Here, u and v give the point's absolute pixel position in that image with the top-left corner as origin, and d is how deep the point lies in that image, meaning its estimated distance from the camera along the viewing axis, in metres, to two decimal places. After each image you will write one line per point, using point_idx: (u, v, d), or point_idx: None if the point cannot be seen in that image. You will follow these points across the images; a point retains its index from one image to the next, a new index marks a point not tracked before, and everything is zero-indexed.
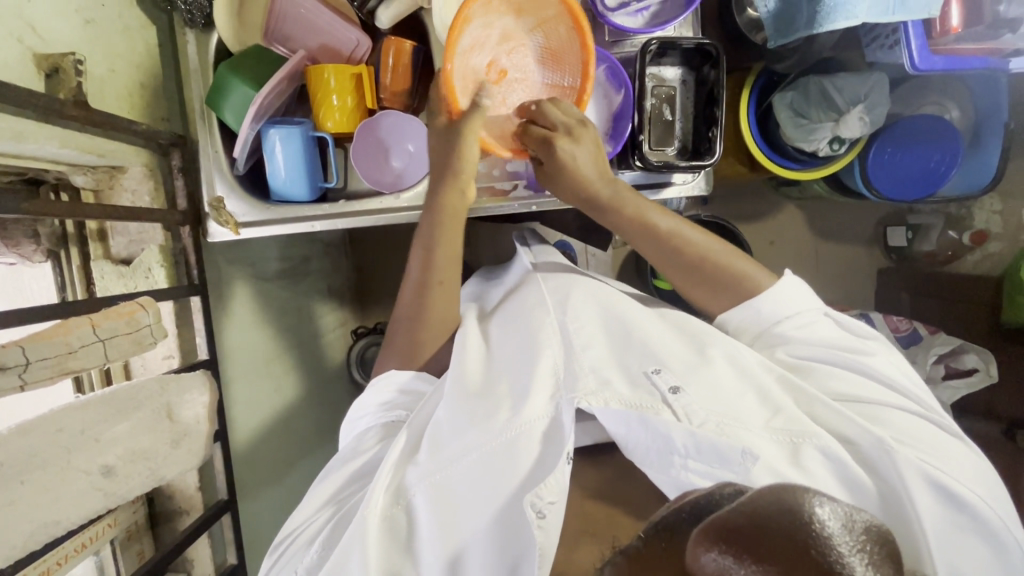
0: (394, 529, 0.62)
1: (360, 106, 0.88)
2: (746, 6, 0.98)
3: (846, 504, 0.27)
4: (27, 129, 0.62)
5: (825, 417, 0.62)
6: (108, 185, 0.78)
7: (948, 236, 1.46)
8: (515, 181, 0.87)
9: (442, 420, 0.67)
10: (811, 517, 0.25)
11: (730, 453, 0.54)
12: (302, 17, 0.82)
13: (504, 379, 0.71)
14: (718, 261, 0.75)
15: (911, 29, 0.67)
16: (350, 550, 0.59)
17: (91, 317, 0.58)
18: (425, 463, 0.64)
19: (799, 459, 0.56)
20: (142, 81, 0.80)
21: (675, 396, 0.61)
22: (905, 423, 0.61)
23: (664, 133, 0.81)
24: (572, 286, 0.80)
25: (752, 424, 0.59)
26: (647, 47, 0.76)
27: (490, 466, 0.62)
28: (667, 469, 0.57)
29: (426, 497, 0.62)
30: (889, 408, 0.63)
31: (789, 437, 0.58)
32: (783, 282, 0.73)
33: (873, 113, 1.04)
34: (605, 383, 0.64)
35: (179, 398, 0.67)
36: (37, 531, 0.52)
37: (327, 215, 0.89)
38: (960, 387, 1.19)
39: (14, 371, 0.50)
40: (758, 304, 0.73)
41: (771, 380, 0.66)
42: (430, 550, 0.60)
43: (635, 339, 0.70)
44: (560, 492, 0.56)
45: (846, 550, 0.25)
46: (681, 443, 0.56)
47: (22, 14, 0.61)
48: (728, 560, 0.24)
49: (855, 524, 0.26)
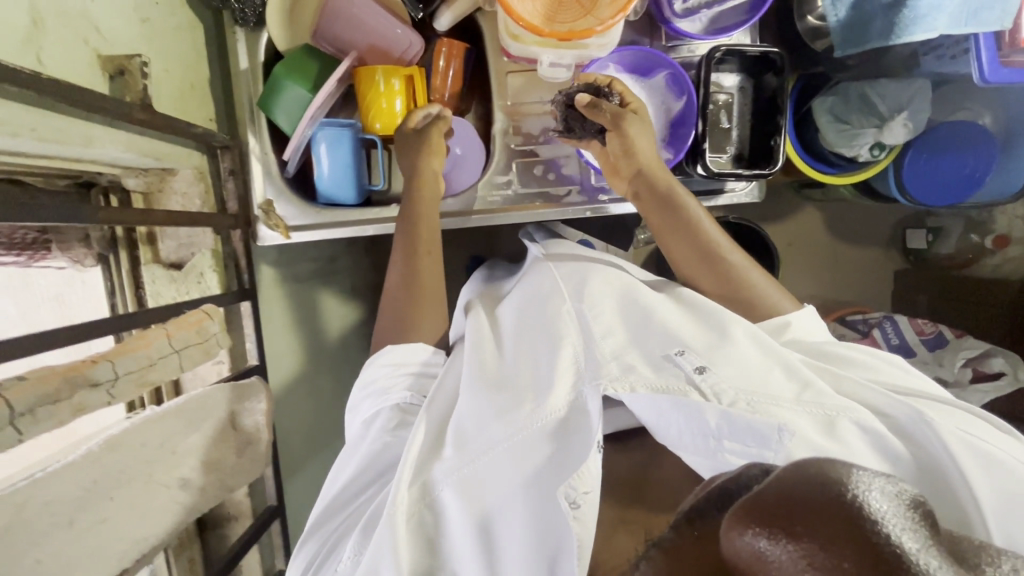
0: (424, 528, 0.56)
1: (409, 108, 0.86)
2: (808, 12, 0.95)
3: (895, 482, 0.24)
4: (95, 134, 0.60)
5: (859, 394, 0.55)
6: (159, 188, 0.76)
7: (969, 240, 1.44)
8: (568, 186, 0.86)
9: (464, 413, 0.62)
10: (854, 495, 0.22)
11: (767, 429, 0.47)
12: (354, 17, 0.79)
13: (523, 370, 0.65)
14: (746, 280, 0.72)
15: (980, 41, 0.67)
16: (381, 548, 0.55)
17: (165, 328, 0.57)
18: (452, 457, 0.58)
19: (834, 431, 0.49)
20: (193, 82, 0.78)
21: (702, 376, 0.54)
22: (953, 413, 0.52)
23: (721, 138, 0.80)
24: (586, 273, 0.75)
25: (784, 399, 0.52)
26: (714, 54, 0.75)
27: (518, 462, 0.55)
28: (705, 452, 0.50)
29: (455, 489, 0.56)
30: (926, 395, 0.56)
31: (822, 409, 0.51)
32: (803, 312, 0.69)
33: (916, 120, 1.03)
34: (628, 368, 0.57)
35: (241, 406, 0.66)
36: (130, 547, 0.52)
37: (376, 219, 0.87)
38: (987, 389, 1.18)
39: (104, 388, 0.49)
40: (792, 319, 0.68)
41: (804, 367, 0.59)
42: (463, 540, 0.55)
43: (655, 325, 0.64)
44: (594, 482, 0.50)
45: (900, 533, 0.21)
46: (716, 423, 0.50)
47: (88, 13, 0.60)
48: (763, 542, 0.22)
49: (905, 503, 0.23)
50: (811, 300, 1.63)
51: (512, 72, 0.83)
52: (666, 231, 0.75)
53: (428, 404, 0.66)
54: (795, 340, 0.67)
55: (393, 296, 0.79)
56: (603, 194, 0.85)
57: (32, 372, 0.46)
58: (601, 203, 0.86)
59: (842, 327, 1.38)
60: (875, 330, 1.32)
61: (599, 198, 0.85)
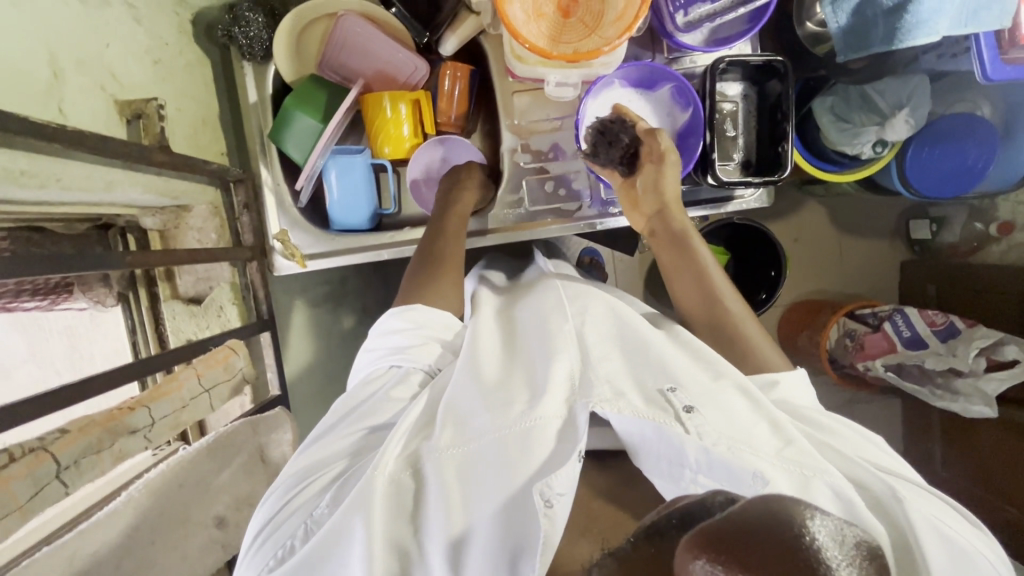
0: (400, 494, 0.56)
1: (416, 133, 0.88)
2: (806, 16, 0.96)
3: (838, 517, 0.26)
4: (116, 179, 0.61)
5: (841, 462, 0.56)
6: (174, 225, 0.77)
7: (973, 228, 1.46)
8: (578, 201, 0.87)
9: (459, 396, 0.62)
10: (802, 530, 0.24)
11: (741, 473, 0.49)
12: (359, 45, 0.81)
13: (518, 373, 0.65)
14: (742, 332, 0.70)
15: (981, 40, 0.68)
16: (355, 506, 0.54)
17: (195, 367, 0.57)
18: (441, 438, 0.58)
19: (807, 491, 0.50)
20: (205, 118, 0.79)
21: (689, 416, 0.55)
22: (930, 502, 0.53)
23: (727, 147, 0.81)
24: (589, 297, 0.75)
25: (764, 452, 0.53)
26: (718, 65, 0.76)
27: (503, 452, 0.55)
28: (676, 481, 0.52)
29: (438, 468, 0.56)
30: (908, 480, 0.56)
31: (800, 468, 0.52)
32: (794, 372, 0.66)
33: (917, 115, 1.04)
34: (621, 394, 0.58)
35: (268, 437, 0.66)
36: None
37: (391, 244, 0.87)
38: (1004, 378, 1.18)
39: (142, 432, 0.50)
40: (781, 377, 0.65)
41: (794, 427, 0.59)
42: (436, 528, 0.53)
43: (652, 356, 0.64)
44: (570, 485, 0.50)
45: (835, 563, 0.24)
46: (694, 457, 0.52)
47: (104, 61, 0.60)
48: (716, 569, 0.24)
49: (846, 539, 0.25)
50: (819, 296, 1.64)
51: (518, 91, 0.83)
52: (672, 266, 0.77)
53: (431, 387, 0.67)
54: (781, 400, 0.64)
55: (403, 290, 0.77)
56: (613, 207, 0.86)
57: (74, 424, 0.48)
58: (613, 216, 0.87)
59: (853, 322, 1.40)
60: (885, 323, 1.33)
61: (610, 211, 0.87)
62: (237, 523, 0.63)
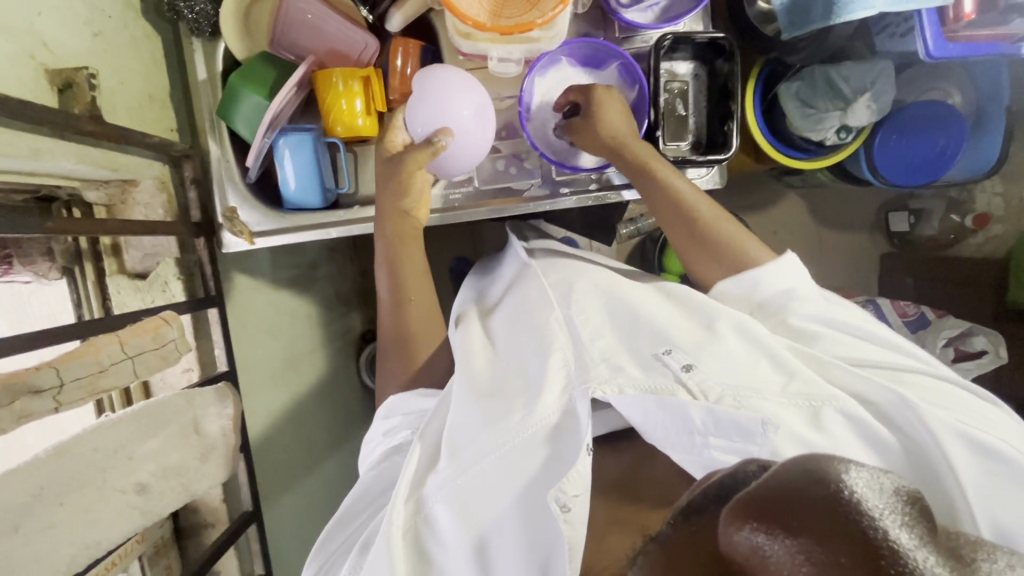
0: (421, 539, 0.58)
1: (369, 110, 0.85)
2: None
3: (872, 467, 0.26)
4: (44, 146, 0.61)
5: (844, 380, 0.60)
6: (121, 199, 0.76)
7: (950, 220, 1.40)
8: (529, 181, 0.86)
9: (456, 424, 0.64)
10: (841, 485, 0.24)
11: (750, 424, 0.50)
12: (308, 23, 0.80)
13: (514, 373, 0.68)
14: (722, 234, 0.73)
15: (925, 17, 0.68)
16: (378, 563, 0.57)
17: (118, 334, 0.57)
18: (445, 469, 0.60)
19: (819, 421, 0.54)
20: (152, 92, 0.79)
21: (689, 374, 0.57)
22: (929, 385, 0.60)
23: (677, 128, 0.82)
24: (574, 278, 0.77)
25: (768, 392, 0.56)
26: (662, 42, 0.76)
27: (510, 466, 0.58)
28: (690, 448, 0.53)
29: (448, 503, 0.58)
30: (910, 372, 0.61)
31: (809, 401, 0.56)
32: (783, 259, 0.70)
33: (881, 101, 1.02)
34: (617, 369, 0.60)
35: (204, 411, 0.67)
36: (79, 553, 0.53)
37: (341, 221, 0.88)
38: (970, 368, 1.16)
39: (49, 394, 0.50)
40: (759, 275, 0.70)
41: (782, 349, 0.64)
42: (461, 554, 0.57)
43: (643, 328, 0.67)
44: (583, 485, 0.53)
45: (880, 513, 0.23)
46: (700, 420, 0.52)
47: (34, 29, 0.61)
48: (762, 538, 0.23)
49: (886, 487, 0.25)
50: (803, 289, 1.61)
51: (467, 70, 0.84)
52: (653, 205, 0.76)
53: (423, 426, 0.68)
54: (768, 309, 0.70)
55: (386, 336, 0.80)
56: (562, 186, 0.85)
57: None
58: (563, 196, 0.86)
59: None
60: None
61: (560, 191, 0.86)
62: (165, 493, 0.61)
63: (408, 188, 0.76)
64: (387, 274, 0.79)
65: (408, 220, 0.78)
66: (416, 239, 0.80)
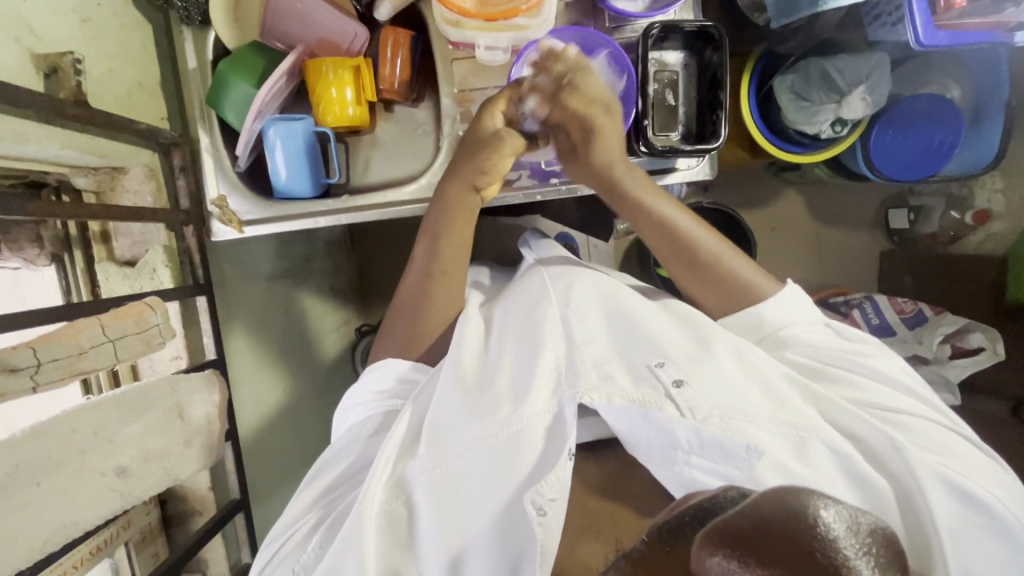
0: (394, 523, 0.59)
1: (360, 99, 0.85)
2: None
3: (852, 506, 0.27)
4: (29, 131, 0.62)
5: (837, 415, 0.60)
6: (109, 186, 0.77)
7: (950, 217, 1.36)
8: (518, 171, 0.86)
9: (441, 410, 0.63)
10: (816, 520, 0.25)
11: (733, 448, 0.52)
12: (297, 11, 0.80)
13: (503, 371, 0.66)
14: (720, 265, 0.74)
15: (915, 6, 0.70)
16: (348, 543, 0.57)
17: (99, 318, 0.58)
18: (427, 455, 0.60)
19: (804, 453, 0.56)
20: (142, 80, 0.79)
21: (679, 390, 0.58)
22: (921, 428, 0.59)
23: (667, 118, 0.81)
24: (572, 279, 0.75)
25: (757, 417, 0.57)
26: (650, 31, 0.76)
27: (492, 460, 0.58)
28: (670, 466, 0.54)
29: (428, 490, 0.58)
30: (904, 413, 0.61)
31: (795, 430, 0.57)
32: (785, 291, 0.72)
33: (875, 94, 1.02)
34: (608, 377, 0.60)
35: (190, 397, 0.68)
36: (55, 532, 0.53)
37: (330, 211, 0.86)
38: (966, 365, 1.13)
39: (26, 374, 0.50)
40: (767, 309, 0.71)
41: (778, 375, 0.63)
42: (433, 549, 0.57)
43: (639, 333, 0.66)
44: (561, 489, 0.54)
45: (851, 553, 0.25)
46: (684, 438, 0.54)
47: (21, 14, 0.61)
48: (734, 564, 0.25)
49: (861, 528, 0.26)
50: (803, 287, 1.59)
51: (457, 59, 0.84)
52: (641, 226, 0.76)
53: (412, 400, 0.68)
54: (773, 331, 0.71)
55: (401, 300, 0.79)
56: (552, 176, 0.85)
57: None
58: (552, 186, 0.86)
59: (824, 310, 1.32)
60: (854, 311, 1.26)
61: (550, 181, 0.86)
62: (146, 476, 0.62)
63: (489, 170, 0.75)
64: (426, 246, 0.78)
65: (472, 198, 0.77)
66: (472, 219, 0.78)
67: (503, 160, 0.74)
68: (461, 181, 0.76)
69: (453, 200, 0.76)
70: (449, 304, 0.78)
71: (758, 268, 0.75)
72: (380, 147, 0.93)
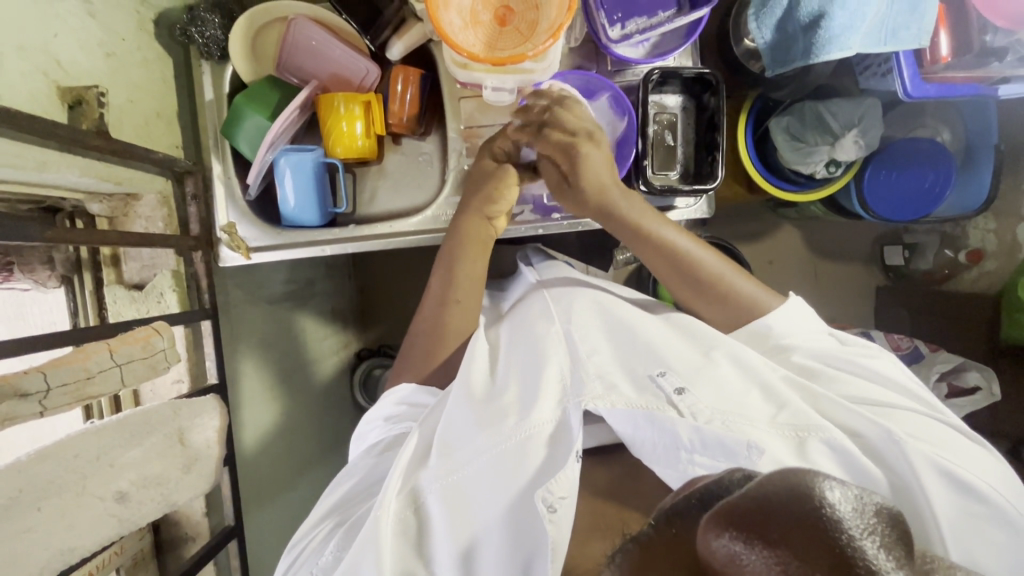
0: (407, 530, 0.58)
1: (369, 132, 0.88)
2: (743, 36, 1.00)
3: (857, 487, 0.27)
4: (51, 159, 0.65)
5: (835, 414, 0.60)
6: (123, 212, 0.80)
7: (943, 255, 1.38)
8: (521, 206, 0.88)
9: (451, 422, 0.64)
10: (821, 501, 0.25)
11: (737, 446, 0.52)
12: (313, 48, 0.84)
13: (511, 384, 0.67)
14: (727, 285, 0.76)
15: (902, 60, 0.75)
16: (363, 553, 0.56)
17: (108, 342, 0.59)
18: (438, 464, 0.61)
19: (804, 451, 0.54)
20: (160, 111, 0.82)
21: (680, 397, 0.58)
22: (920, 423, 0.59)
23: (666, 157, 0.84)
24: (574, 297, 0.77)
25: (758, 421, 0.56)
26: (649, 76, 0.79)
27: (502, 468, 0.58)
28: (675, 465, 0.54)
29: (440, 496, 0.59)
30: (900, 407, 0.61)
31: (795, 431, 0.56)
32: (789, 304, 0.74)
33: (867, 137, 1.05)
34: (612, 386, 0.61)
35: (190, 422, 0.68)
36: (56, 556, 0.54)
37: (337, 239, 0.88)
38: (965, 404, 1.13)
39: (36, 397, 0.51)
40: (774, 321, 0.72)
41: (777, 379, 0.64)
42: (444, 548, 0.57)
43: (642, 346, 0.67)
44: (570, 487, 0.54)
45: (858, 533, 0.25)
46: (687, 438, 0.54)
47: (49, 49, 0.64)
48: (739, 546, 0.25)
49: (866, 508, 0.26)
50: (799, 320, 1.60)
51: (465, 98, 0.87)
52: (645, 250, 0.78)
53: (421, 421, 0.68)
54: (776, 339, 0.72)
55: (416, 326, 0.82)
56: (554, 212, 0.87)
57: None
58: (554, 220, 0.88)
59: None
60: None
61: (552, 216, 0.88)
62: (145, 502, 0.62)
63: (498, 200, 0.78)
64: (441, 280, 0.80)
65: (484, 227, 0.80)
66: (484, 249, 0.80)
67: (508, 190, 0.79)
68: (473, 212, 0.80)
69: (462, 232, 0.79)
70: (456, 328, 0.79)
71: (761, 284, 0.77)
72: (387, 178, 0.96)
